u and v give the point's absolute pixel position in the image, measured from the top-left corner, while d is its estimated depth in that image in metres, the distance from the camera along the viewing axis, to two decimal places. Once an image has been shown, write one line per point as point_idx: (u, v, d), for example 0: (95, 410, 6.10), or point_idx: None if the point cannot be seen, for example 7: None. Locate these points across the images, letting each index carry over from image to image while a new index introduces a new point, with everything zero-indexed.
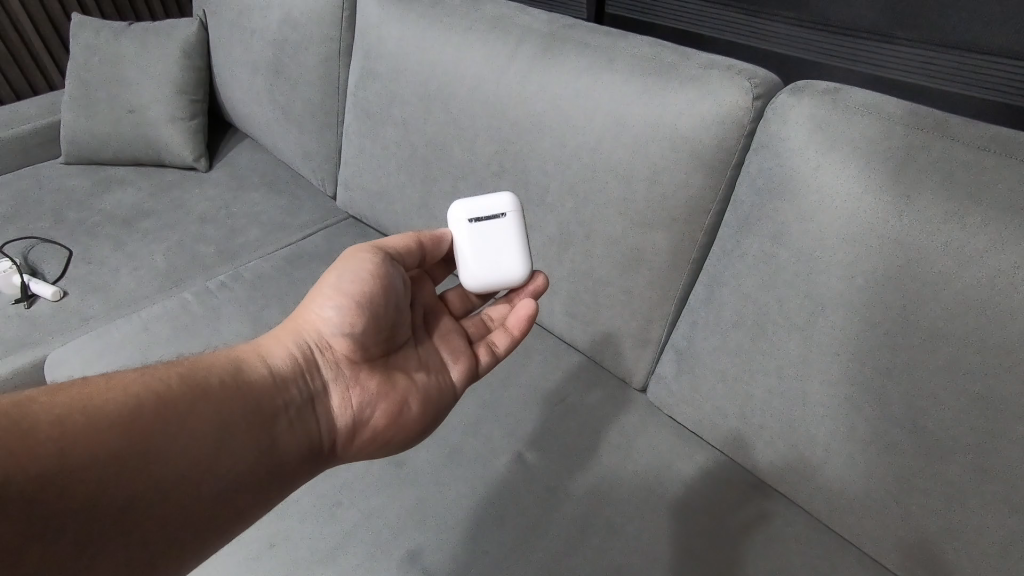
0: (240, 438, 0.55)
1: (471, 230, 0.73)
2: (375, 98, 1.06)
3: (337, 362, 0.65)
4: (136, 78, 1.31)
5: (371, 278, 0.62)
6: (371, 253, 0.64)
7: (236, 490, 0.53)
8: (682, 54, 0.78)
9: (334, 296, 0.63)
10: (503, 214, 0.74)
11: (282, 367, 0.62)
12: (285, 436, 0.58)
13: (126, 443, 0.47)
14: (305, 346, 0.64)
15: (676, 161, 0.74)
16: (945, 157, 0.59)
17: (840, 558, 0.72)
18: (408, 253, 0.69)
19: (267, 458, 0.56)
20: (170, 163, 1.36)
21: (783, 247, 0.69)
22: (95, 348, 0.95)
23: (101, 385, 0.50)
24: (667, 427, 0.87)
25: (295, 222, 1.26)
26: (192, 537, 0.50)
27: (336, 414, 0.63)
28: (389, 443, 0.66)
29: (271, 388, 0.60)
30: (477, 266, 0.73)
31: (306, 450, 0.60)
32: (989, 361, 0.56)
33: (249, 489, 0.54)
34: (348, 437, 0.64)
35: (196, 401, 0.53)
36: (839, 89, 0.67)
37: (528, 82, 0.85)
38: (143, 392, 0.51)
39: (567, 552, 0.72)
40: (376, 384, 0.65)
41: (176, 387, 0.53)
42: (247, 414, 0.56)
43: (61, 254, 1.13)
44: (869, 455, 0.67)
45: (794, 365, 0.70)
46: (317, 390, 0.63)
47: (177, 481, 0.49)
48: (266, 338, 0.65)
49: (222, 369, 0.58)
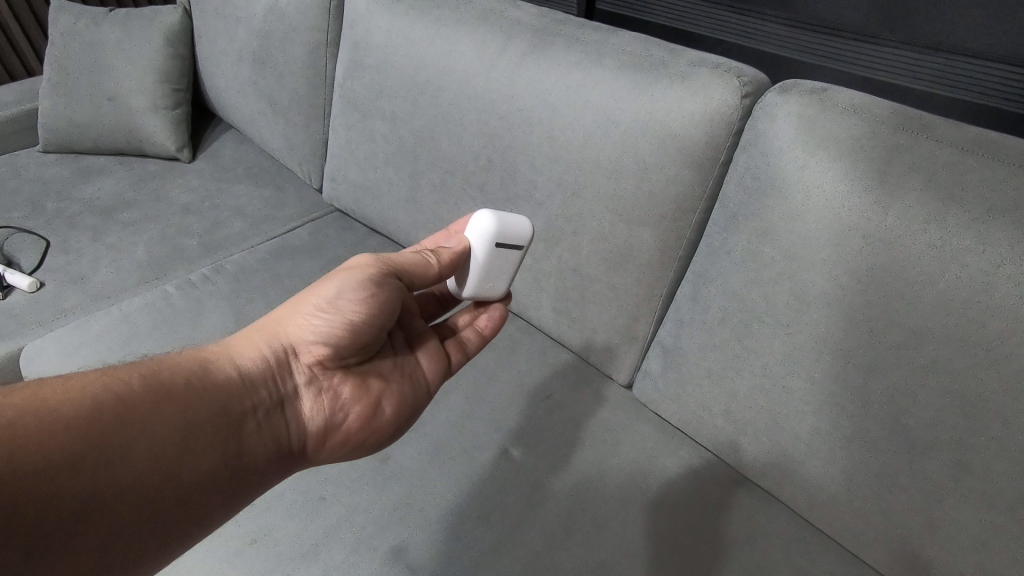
0: (203, 443, 0.54)
1: (487, 258, 0.68)
2: (363, 91, 1.05)
3: (311, 366, 0.64)
4: (119, 67, 1.29)
5: (369, 298, 0.61)
6: (369, 267, 0.63)
7: (196, 494, 0.53)
8: (671, 50, 0.78)
9: (327, 308, 0.61)
10: (519, 247, 0.70)
11: (251, 369, 0.61)
12: (249, 439, 0.58)
13: (82, 447, 0.47)
14: (278, 348, 0.64)
15: (663, 158, 0.74)
16: (927, 158, 0.59)
17: (820, 554, 0.73)
18: (422, 277, 0.66)
19: (230, 462, 0.56)
20: (151, 153, 1.35)
21: (769, 245, 0.69)
22: (73, 340, 0.94)
23: (59, 386, 0.49)
24: (652, 423, 0.87)
25: (281, 215, 1.25)
26: (147, 540, 0.50)
27: (307, 417, 0.63)
28: (359, 447, 0.67)
29: (239, 391, 0.59)
30: (474, 286, 0.71)
31: (271, 453, 0.60)
32: (971, 359, 0.57)
33: (208, 492, 0.54)
34: (318, 440, 0.64)
35: (158, 404, 0.53)
36: (826, 89, 0.67)
37: (516, 76, 0.85)
38: (102, 393, 0.50)
39: (550, 548, 0.72)
40: (349, 388, 0.65)
41: (138, 389, 0.52)
42: (212, 417, 0.56)
43: (38, 244, 1.11)
44: (851, 452, 0.67)
45: (779, 364, 0.71)
46: (288, 393, 0.63)
47: (133, 484, 0.49)
48: (237, 339, 0.64)
49: (189, 370, 0.57)
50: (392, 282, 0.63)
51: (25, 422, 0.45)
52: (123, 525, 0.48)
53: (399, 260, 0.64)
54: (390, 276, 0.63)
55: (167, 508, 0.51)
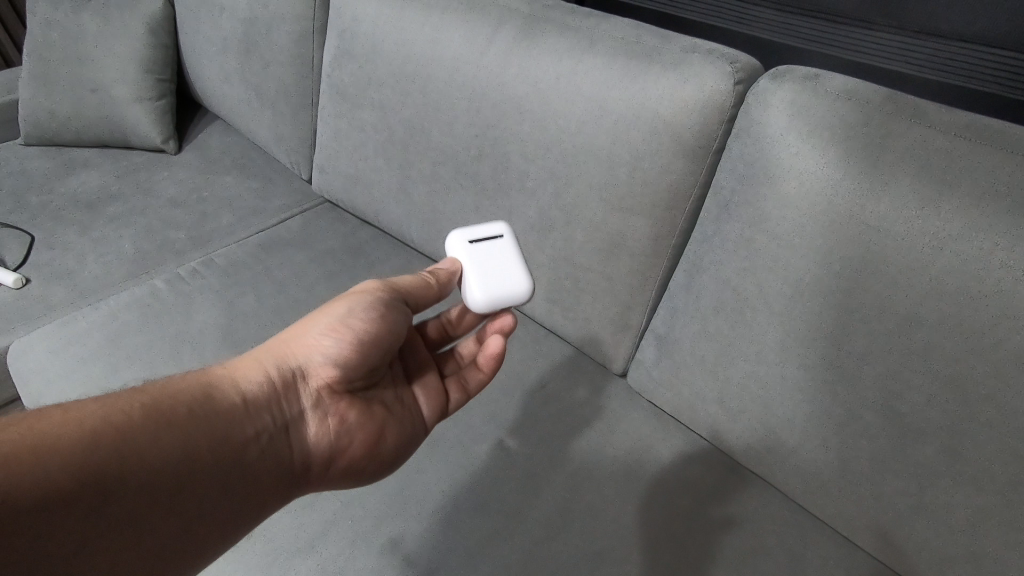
0: (204, 472, 0.54)
1: (474, 254, 0.72)
2: (351, 79, 1.03)
3: (318, 390, 0.64)
4: (100, 56, 1.26)
5: (379, 317, 0.63)
6: (378, 291, 0.66)
7: (199, 524, 0.53)
8: (663, 36, 0.77)
9: (336, 327, 0.63)
10: (499, 236, 0.75)
11: (256, 393, 0.61)
12: (253, 466, 0.57)
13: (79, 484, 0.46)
14: (285, 372, 0.63)
15: (656, 146, 0.74)
16: (919, 144, 0.59)
17: (813, 538, 0.74)
18: (424, 300, 0.71)
19: (232, 490, 0.56)
20: (136, 145, 1.33)
21: (761, 232, 0.69)
22: (61, 336, 0.93)
23: (56, 418, 0.48)
24: (646, 412, 0.88)
25: (271, 208, 1.23)
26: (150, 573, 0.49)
27: (313, 442, 0.63)
28: (363, 473, 0.66)
29: (243, 417, 0.58)
30: (486, 282, 0.69)
31: (276, 479, 0.59)
32: (963, 344, 0.57)
33: (210, 525, 0.54)
34: (323, 465, 0.63)
35: (160, 435, 0.52)
36: (818, 74, 0.67)
37: (507, 64, 0.84)
38: (101, 425, 0.49)
39: (547, 538, 0.72)
40: (355, 414, 0.65)
41: (139, 420, 0.51)
42: (215, 447, 0.55)
43: (22, 239, 1.09)
44: (843, 437, 0.68)
45: (772, 351, 0.71)
46: (293, 417, 0.62)
47: (132, 517, 0.48)
48: (243, 361, 0.64)
49: (193, 396, 0.57)
50: (398, 305, 0.66)
51: (16, 462, 0.44)
52: (119, 566, 0.47)
53: (401, 283, 0.68)
54: (395, 299, 0.67)
55: (167, 544, 0.50)
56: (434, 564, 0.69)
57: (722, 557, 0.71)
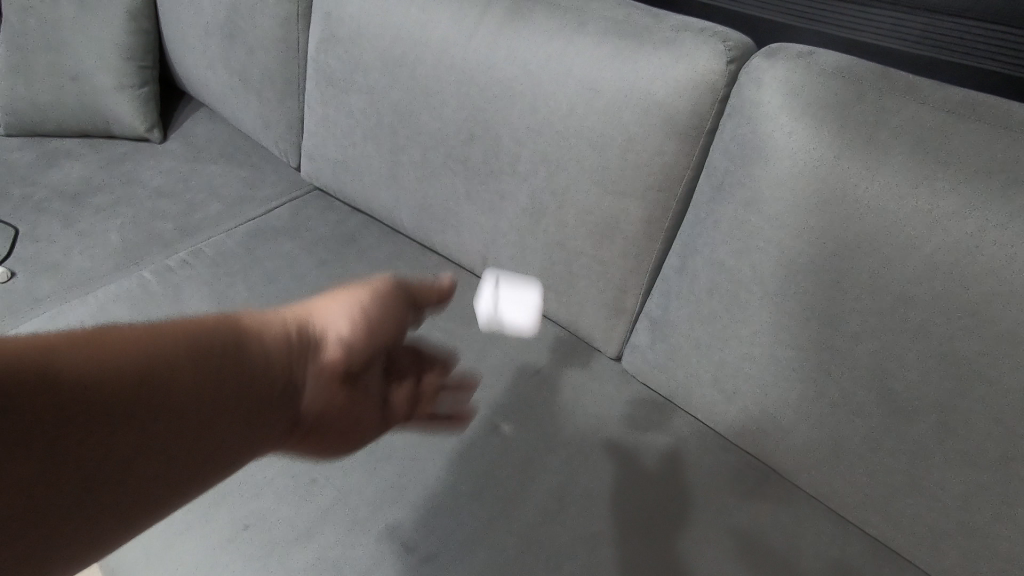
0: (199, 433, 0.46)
1: None
2: (338, 64, 1.01)
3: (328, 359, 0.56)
4: (79, 43, 1.22)
5: (383, 321, 0.62)
6: (387, 292, 0.64)
7: (170, 490, 0.45)
8: (654, 16, 0.76)
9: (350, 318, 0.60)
10: None
11: (272, 346, 0.52)
12: (251, 431, 0.49)
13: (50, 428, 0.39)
14: (302, 333, 0.56)
15: (649, 128, 0.73)
16: (913, 122, 0.59)
17: (807, 516, 0.75)
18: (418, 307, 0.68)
19: (218, 457, 0.47)
20: (121, 134, 1.30)
21: (755, 213, 0.68)
22: (50, 330, 0.92)
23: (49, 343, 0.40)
24: (641, 395, 0.88)
25: (259, 196, 1.22)
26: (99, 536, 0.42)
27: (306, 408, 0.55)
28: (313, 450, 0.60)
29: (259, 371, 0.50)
30: None
31: (263, 447, 0.51)
32: (956, 322, 0.57)
33: (178, 490, 0.45)
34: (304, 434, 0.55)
35: (161, 386, 0.44)
36: (812, 52, 0.66)
37: (496, 45, 0.82)
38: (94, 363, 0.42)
39: (545, 522, 0.72)
40: (344, 396, 0.59)
41: (143, 363, 0.44)
42: (225, 397, 0.47)
43: (6, 232, 1.07)
44: (837, 416, 0.68)
45: (767, 332, 0.71)
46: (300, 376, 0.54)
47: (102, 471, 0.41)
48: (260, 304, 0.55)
49: (210, 341, 0.48)
50: (400, 312, 0.64)
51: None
52: (65, 527, 0.40)
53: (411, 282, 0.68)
54: (399, 307, 0.65)
55: (117, 510, 0.42)
56: (432, 550, 0.70)
57: (719, 537, 0.72)
